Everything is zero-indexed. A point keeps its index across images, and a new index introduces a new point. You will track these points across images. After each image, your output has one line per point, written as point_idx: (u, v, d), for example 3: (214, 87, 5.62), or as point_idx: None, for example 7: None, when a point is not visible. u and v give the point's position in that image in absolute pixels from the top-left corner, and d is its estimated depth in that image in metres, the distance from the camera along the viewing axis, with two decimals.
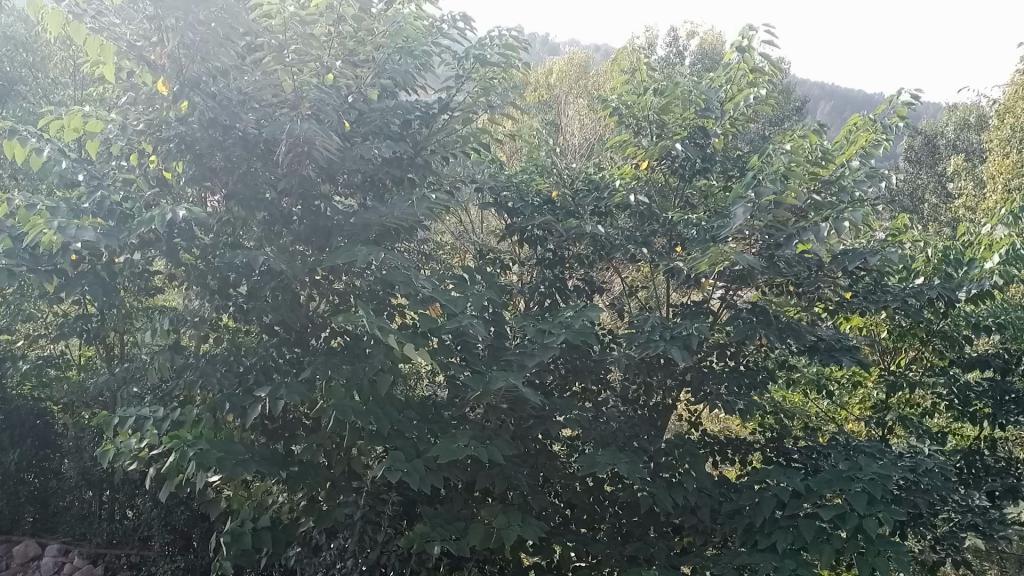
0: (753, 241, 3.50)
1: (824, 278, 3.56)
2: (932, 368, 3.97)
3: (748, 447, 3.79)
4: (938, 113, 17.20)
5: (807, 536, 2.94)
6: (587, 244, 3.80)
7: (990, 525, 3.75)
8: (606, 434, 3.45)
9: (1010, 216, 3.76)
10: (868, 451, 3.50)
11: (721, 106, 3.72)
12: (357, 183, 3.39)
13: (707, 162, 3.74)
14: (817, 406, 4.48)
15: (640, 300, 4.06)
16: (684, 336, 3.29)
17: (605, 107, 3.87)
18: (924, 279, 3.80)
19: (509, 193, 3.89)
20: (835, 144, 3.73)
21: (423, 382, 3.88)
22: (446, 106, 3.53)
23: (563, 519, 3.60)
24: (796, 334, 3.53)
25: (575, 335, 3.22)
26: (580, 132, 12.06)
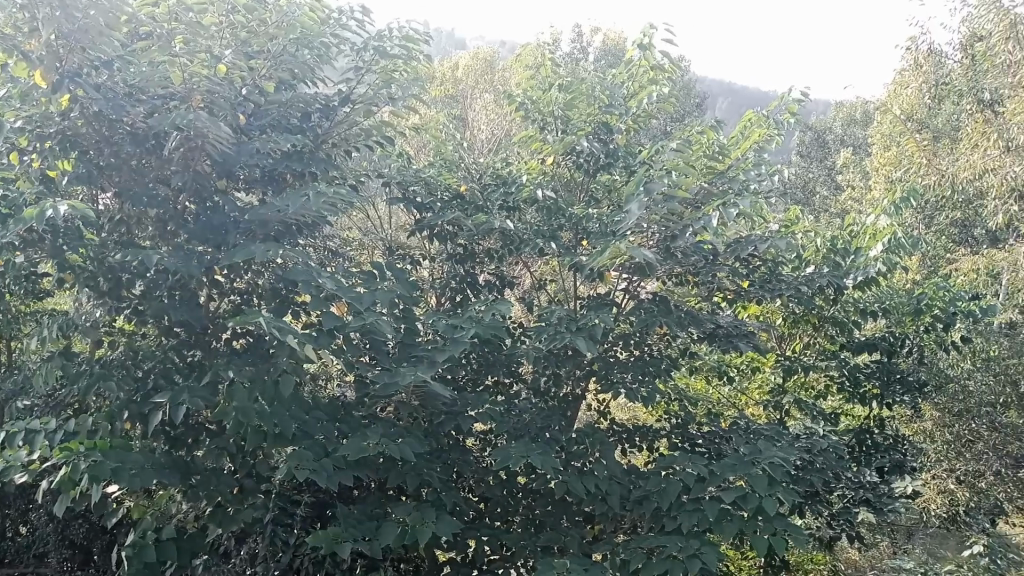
0: (652, 235, 3.60)
1: (720, 267, 3.70)
2: (825, 352, 4.17)
3: (655, 434, 3.88)
4: (825, 109, 18.09)
5: (711, 518, 3.04)
6: (496, 239, 3.79)
7: (880, 499, 4.11)
8: (519, 426, 3.45)
9: (893, 208, 4.02)
10: (767, 434, 3.64)
11: (625, 103, 3.85)
12: (257, 178, 3.31)
13: (610, 157, 3.81)
14: (720, 392, 4.63)
15: (548, 294, 4.11)
16: (590, 327, 3.35)
17: (511, 103, 3.87)
18: (815, 268, 3.98)
19: (416, 188, 3.85)
20: (731, 140, 3.83)
21: (332, 382, 3.82)
22: (347, 99, 3.52)
23: (477, 513, 3.61)
24: (695, 321, 3.67)
25: (486, 329, 3.28)
26: (488, 127, 12.06)
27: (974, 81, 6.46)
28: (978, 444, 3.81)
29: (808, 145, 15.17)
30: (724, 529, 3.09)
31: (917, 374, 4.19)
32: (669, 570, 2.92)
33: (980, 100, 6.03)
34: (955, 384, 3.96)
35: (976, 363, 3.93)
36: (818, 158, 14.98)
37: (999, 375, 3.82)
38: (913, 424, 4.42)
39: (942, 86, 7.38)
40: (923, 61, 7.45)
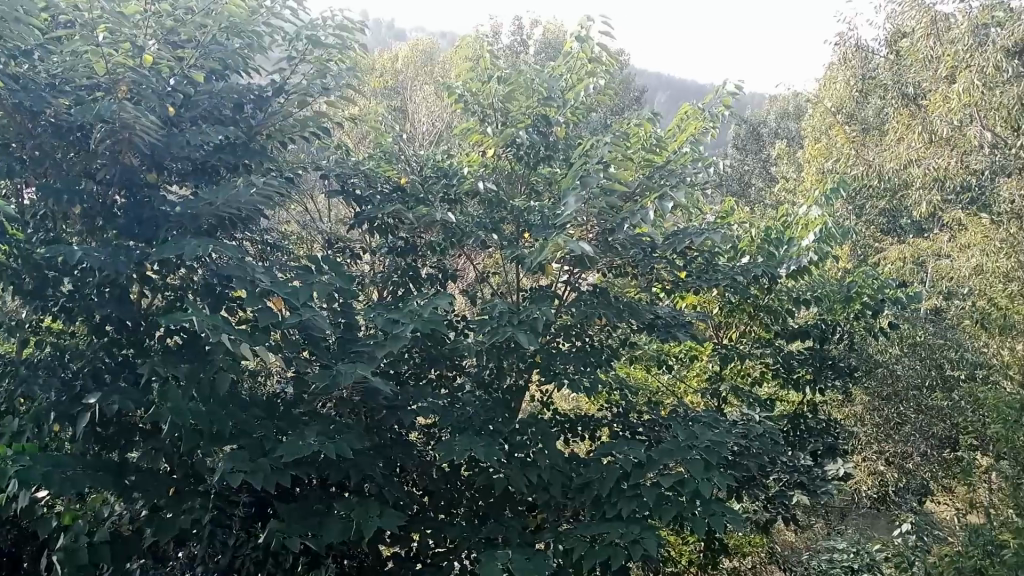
0: (592, 228, 3.63)
1: (659, 259, 3.73)
2: (760, 341, 4.26)
3: (596, 423, 3.93)
4: (760, 101, 18.49)
5: (651, 503, 3.10)
6: (437, 231, 3.74)
7: (814, 482, 4.16)
8: (462, 419, 3.39)
9: (824, 199, 4.16)
10: (704, 421, 3.69)
11: (563, 95, 3.78)
12: (188, 170, 3.21)
13: (550, 149, 3.80)
14: (659, 380, 4.64)
15: (491, 286, 4.11)
16: (531, 320, 3.35)
17: (450, 94, 3.84)
18: (749, 259, 4.07)
19: (354, 180, 3.78)
20: (668, 132, 3.94)
21: (271, 378, 3.76)
22: (281, 90, 3.45)
23: (420, 507, 3.60)
24: (634, 312, 3.71)
25: (423, 324, 3.18)
26: (428, 119, 11.98)
27: (898, 75, 6.69)
28: (906, 425, 4.38)
29: (744, 138, 15.44)
30: (663, 513, 3.14)
31: (848, 360, 4.27)
32: (611, 556, 2.97)
33: (904, 95, 6.24)
34: (884, 368, 4.36)
35: (903, 349, 4.38)
36: (753, 150, 15.27)
37: (926, 359, 4.32)
38: (844, 408, 4.60)
39: (869, 80, 7.62)
40: (851, 56, 7.67)
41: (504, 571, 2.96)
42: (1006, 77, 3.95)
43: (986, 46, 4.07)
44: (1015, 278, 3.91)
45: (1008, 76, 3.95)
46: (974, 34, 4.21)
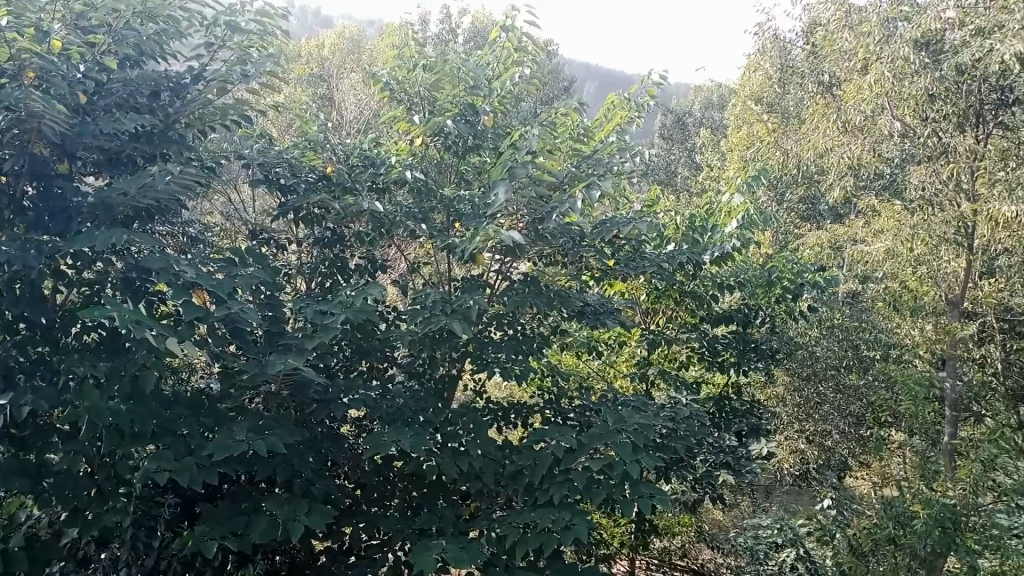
0: (521, 217, 3.62)
1: (586, 247, 3.76)
2: (686, 326, 4.38)
3: (529, 411, 3.95)
4: (686, 91, 18.84)
5: (581, 488, 3.13)
6: (366, 221, 3.66)
7: (739, 461, 4.31)
8: (392, 411, 3.36)
9: (745, 187, 4.29)
10: (633, 405, 3.75)
11: (489, 84, 3.74)
12: (102, 160, 3.09)
13: (478, 139, 3.72)
14: (589, 365, 4.74)
15: (422, 276, 4.08)
16: (464, 309, 3.35)
17: (375, 82, 3.77)
18: (675, 245, 4.13)
19: (279, 168, 3.71)
20: (595, 122, 3.98)
21: (197, 373, 3.66)
22: (199, 76, 3.34)
23: (353, 500, 3.57)
24: (563, 300, 3.74)
25: (355, 315, 3.15)
26: (354, 107, 11.79)
27: (815, 67, 6.89)
28: (826, 405, 4.53)
29: (670, 128, 15.66)
30: (592, 496, 3.18)
31: (770, 343, 4.42)
32: (543, 542, 2.99)
33: (821, 83, 6.43)
34: (803, 350, 4.51)
35: (822, 331, 4.55)
36: (679, 139, 15.52)
37: (842, 341, 4.46)
38: (766, 390, 4.80)
39: (787, 70, 7.87)
40: (771, 47, 7.90)
41: (437, 561, 2.96)
42: (914, 69, 4.00)
43: (895, 38, 4.12)
44: (924, 260, 4.05)
45: (916, 68, 4.00)
46: (883, 26, 4.25)
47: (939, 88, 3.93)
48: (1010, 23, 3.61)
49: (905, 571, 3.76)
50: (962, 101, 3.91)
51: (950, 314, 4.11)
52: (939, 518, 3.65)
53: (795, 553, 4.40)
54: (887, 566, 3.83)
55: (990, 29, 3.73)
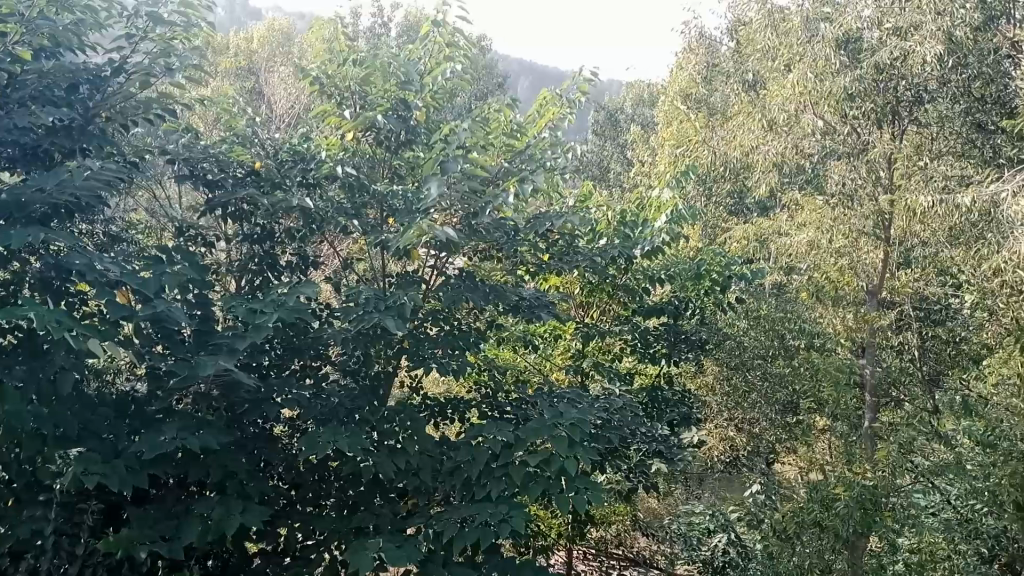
0: (455, 213, 3.60)
1: (521, 241, 3.78)
2: (619, 318, 4.46)
3: (465, 405, 3.94)
4: (617, 88, 19.09)
5: (518, 483, 3.15)
6: (297, 217, 3.62)
7: (671, 449, 4.33)
8: (326, 410, 3.33)
9: (674, 182, 4.39)
10: (568, 398, 3.80)
11: (420, 80, 3.76)
12: (16, 156, 2.96)
13: (411, 134, 3.73)
14: (525, 359, 4.58)
15: (355, 273, 4.04)
16: (399, 305, 3.32)
17: (305, 77, 3.70)
18: (607, 241, 4.18)
19: (205, 164, 3.59)
20: (527, 118, 3.98)
21: (122, 376, 3.54)
22: (121, 69, 3.22)
23: (287, 500, 3.51)
24: (499, 295, 3.75)
25: (288, 313, 3.10)
26: (284, 102, 11.56)
27: (739, 66, 7.08)
28: (754, 393, 4.60)
29: (601, 124, 15.89)
30: (530, 490, 3.20)
31: (700, 333, 4.54)
32: (480, 539, 3.00)
33: (744, 82, 6.63)
34: (730, 341, 4.57)
35: (749, 322, 4.53)
36: (610, 136, 15.74)
37: (768, 331, 4.44)
38: (696, 379, 4.91)
39: (713, 69, 8.33)
40: (697, 46, 8.32)
41: (374, 560, 2.94)
42: (835, 68, 4.10)
43: (817, 39, 4.25)
44: (845, 252, 4.16)
45: (838, 68, 4.10)
46: (806, 27, 4.38)
47: (858, 88, 4.07)
48: (925, 25, 3.78)
49: (829, 551, 3.91)
50: (880, 99, 4.07)
51: (868, 303, 4.32)
52: (859, 499, 3.76)
53: (727, 538, 4.69)
54: (812, 548, 3.92)
55: (906, 29, 3.87)
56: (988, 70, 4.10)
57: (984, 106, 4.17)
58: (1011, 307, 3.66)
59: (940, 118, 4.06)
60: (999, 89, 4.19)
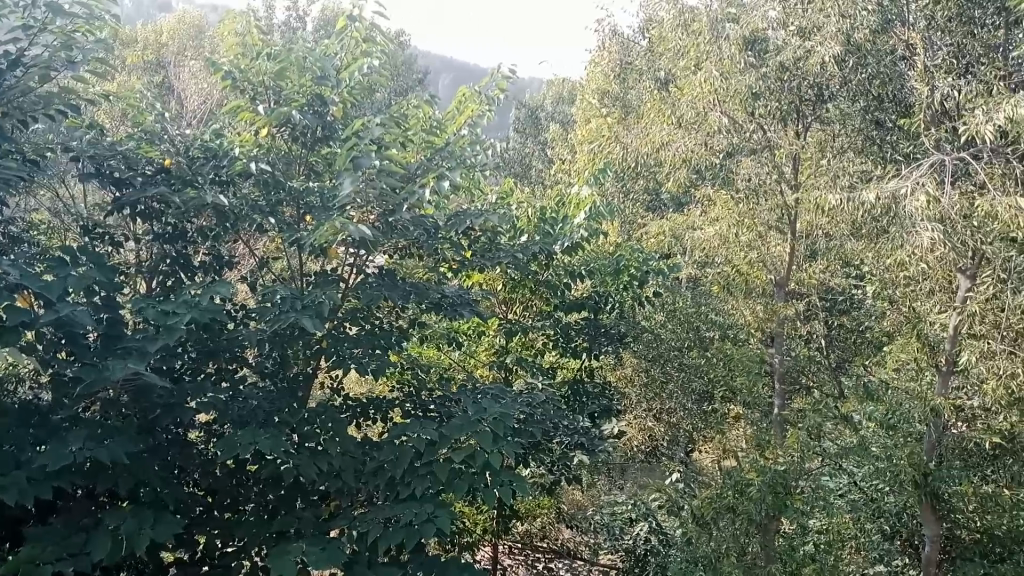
0: (372, 210, 3.51)
1: (442, 238, 3.73)
2: (541, 313, 4.51)
3: (388, 404, 3.88)
4: (537, 85, 19.22)
5: (442, 480, 3.14)
6: (210, 215, 3.52)
7: (592, 442, 4.39)
8: (244, 413, 3.28)
9: (592, 179, 4.46)
10: (491, 394, 3.79)
11: (337, 74, 3.64)
12: None
13: (328, 130, 3.65)
14: (449, 356, 4.60)
15: (273, 272, 3.95)
16: (317, 304, 3.26)
17: (215, 71, 3.56)
18: (528, 237, 4.21)
19: (111, 162, 3.45)
20: (447, 115, 3.97)
21: (25, 383, 3.37)
22: (17, 62, 3.07)
23: (205, 507, 3.40)
24: (420, 293, 3.72)
25: (201, 314, 3.01)
26: (195, 98, 11.20)
27: (652, 63, 7.23)
28: (670, 383, 4.55)
29: (522, 121, 15.97)
30: (454, 487, 3.19)
31: (619, 327, 4.61)
32: (405, 538, 2.99)
33: (658, 80, 6.77)
34: (648, 332, 4.54)
35: (666, 316, 4.49)
36: (531, 133, 15.82)
37: (683, 323, 4.54)
38: (616, 372, 4.85)
39: (627, 66, 8.45)
40: (612, 44, 8.46)
41: (297, 564, 2.90)
42: (740, 67, 4.22)
43: (724, 39, 4.37)
44: (753, 246, 4.34)
45: (744, 67, 4.24)
46: (714, 28, 4.51)
47: (762, 88, 4.22)
48: (827, 26, 3.93)
49: (744, 534, 3.97)
50: (784, 98, 4.23)
51: (776, 294, 4.56)
52: (769, 483, 3.88)
53: (648, 526, 4.75)
54: (728, 532, 3.97)
55: (809, 29, 4.04)
56: (884, 72, 3.87)
57: (884, 104, 3.96)
58: (908, 297, 3.88)
59: (842, 116, 4.12)
60: (896, 89, 3.91)
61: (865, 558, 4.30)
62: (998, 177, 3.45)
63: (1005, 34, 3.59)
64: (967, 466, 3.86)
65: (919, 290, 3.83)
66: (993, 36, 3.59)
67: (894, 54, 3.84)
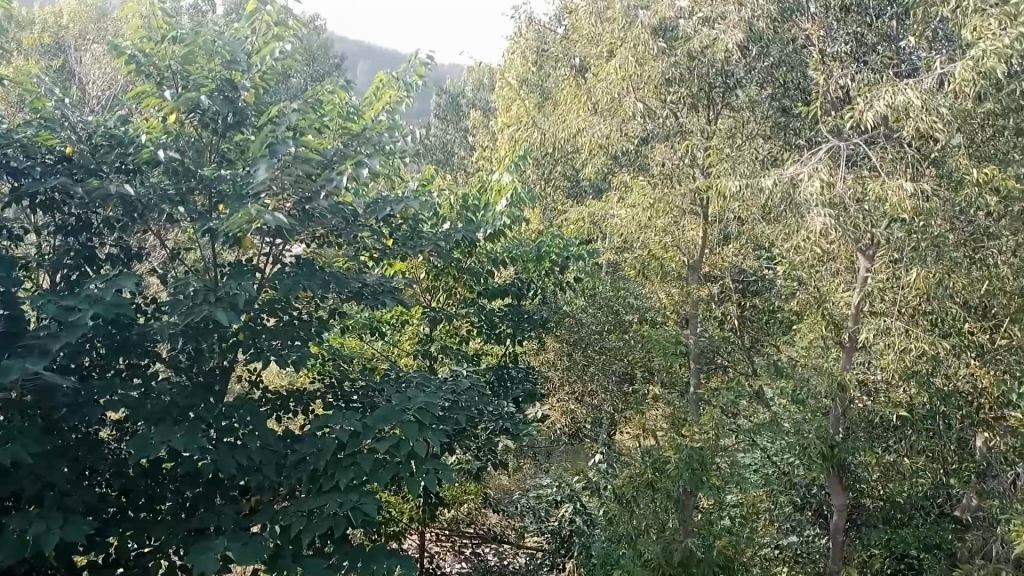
0: (288, 197, 3.43)
1: (360, 227, 3.65)
2: (464, 301, 4.43)
3: (309, 396, 3.81)
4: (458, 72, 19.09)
5: (366, 470, 3.09)
6: (115, 206, 3.37)
7: (516, 426, 4.36)
8: (157, 409, 3.08)
9: (513, 165, 4.46)
10: (415, 382, 3.77)
11: (248, 58, 3.51)
12: None
13: (239, 115, 3.52)
14: (372, 346, 4.55)
15: (186, 264, 3.82)
16: (231, 296, 3.16)
17: (118, 54, 3.42)
18: (450, 224, 4.18)
19: (8, 151, 3.26)
20: (363, 101, 3.83)
21: None
22: None
23: (118, 508, 3.27)
24: (340, 283, 3.65)
25: (106, 309, 2.85)
26: (100, 83, 10.69)
27: (566, 51, 7.28)
28: (592, 366, 4.75)
29: (444, 107, 15.83)
30: (379, 477, 3.15)
31: (541, 312, 4.59)
32: (331, 529, 2.96)
33: (574, 68, 6.81)
34: (570, 317, 4.69)
35: (586, 299, 4.67)
36: (453, 121, 15.71)
37: (603, 308, 4.62)
38: (539, 356, 4.89)
39: (543, 52, 8.46)
40: (527, 31, 8.47)
41: (217, 561, 2.82)
42: (652, 54, 4.23)
43: (635, 25, 4.33)
44: (669, 231, 4.43)
45: (656, 53, 4.30)
46: (626, 15, 4.54)
47: (675, 74, 4.28)
48: (730, 14, 4.13)
49: (663, 511, 4.03)
50: (694, 86, 4.31)
51: (691, 277, 4.65)
52: (687, 461, 3.93)
53: (571, 507, 4.81)
54: (648, 511, 4.03)
55: (714, 18, 4.15)
56: (785, 59, 4.26)
57: (790, 92, 4.20)
58: (813, 277, 4.05)
59: (750, 102, 4.33)
60: (799, 77, 4.37)
61: (779, 529, 4.48)
62: (889, 160, 3.70)
63: (897, 24, 3.93)
64: (872, 438, 4.11)
65: (824, 271, 4.03)
66: (889, 26, 3.93)
67: (792, 44, 4.19)
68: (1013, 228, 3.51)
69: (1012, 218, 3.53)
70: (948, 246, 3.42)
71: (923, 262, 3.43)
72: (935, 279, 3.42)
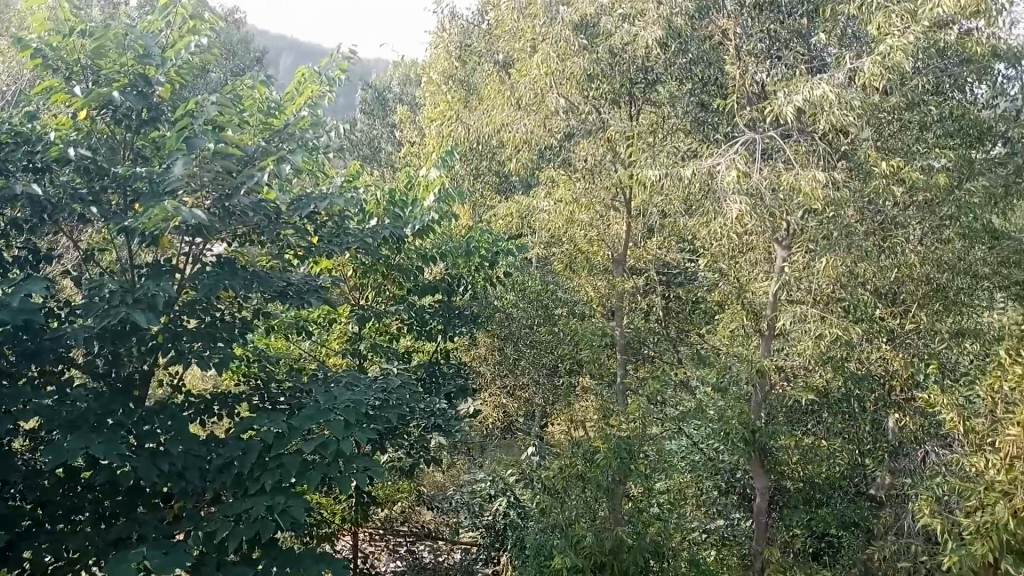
0: (207, 194, 3.31)
1: (283, 224, 3.56)
2: (394, 298, 4.37)
3: (234, 398, 3.72)
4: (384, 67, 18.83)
5: (293, 471, 3.04)
6: (22, 206, 3.22)
7: (448, 421, 4.38)
8: (72, 417, 2.95)
9: (440, 162, 4.44)
10: (344, 380, 3.74)
11: (161, 54, 3.39)
12: None
13: (154, 111, 3.39)
14: (300, 346, 4.47)
15: (100, 266, 3.69)
16: (150, 297, 3.06)
17: (22, 48, 3.24)
18: (377, 220, 4.13)
19: None
20: (285, 95, 3.81)
21: None
22: None
23: (33, 521, 3.13)
24: (264, 281, 3.56)
25: (14, 316, 2.73)
26: (5, 78, 10.16)
27: (491, 47, 7.28)
28: (523, 360, 4.80)
29: (370, 102, 15.60)
30: (307, 478, 3.10)
31: (471, 307, 4.55)
32: (258, 532, 2.90)
33: (499, 64, 6.80)
34: (500, 313, 4.65)
35: (517, 294, 4.64)
36: (380, 117, 15.49)
37: (533, 301, 4.65)
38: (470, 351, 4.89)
39: (467, 48, 8.42)
40: (450, 26, 8.40)
41: (138, 570, 2.73)
42: (574, 49, 4.33)
43: (556, 21, 4.44)
44: (594, 225, 4.64)
45: (577, 49, 4.35)
46: (547, 11, 4.57)
47: (595, 70, 4.35)
48: (649, 11, 4.12)
49: (593, 500, 4.10)
50: (615, 82, 4.41)
51: (616, 269, 4.85)
52: (616, 450, 4.00)
53: (506, 501, 4.88)
54: (578, 500, 4.11)
55: (633, 15, 4.20)
56: (703, 56, 4.23)
57: (708, 87, 4.33)
58: (736, 269, 4.23)
59: (671, 97, 4.34)
60: (716, 72, 4.28)
61: (705, 513, 4.65)
62: (802, 152, 3.82)
63: (809, 22, 4.03)
64: (791, 422, 4.30)
65: (744, 261, 4.18)
66: (799, 23, 4.03)
67: (710, 42, 4.17)
68: (919, 217, 3.73)
69: (916, 208, 3.75)
70: (858, 235, 3.61)
71: (834, 251, 3.60)
72: (845, 265, 3.58)
